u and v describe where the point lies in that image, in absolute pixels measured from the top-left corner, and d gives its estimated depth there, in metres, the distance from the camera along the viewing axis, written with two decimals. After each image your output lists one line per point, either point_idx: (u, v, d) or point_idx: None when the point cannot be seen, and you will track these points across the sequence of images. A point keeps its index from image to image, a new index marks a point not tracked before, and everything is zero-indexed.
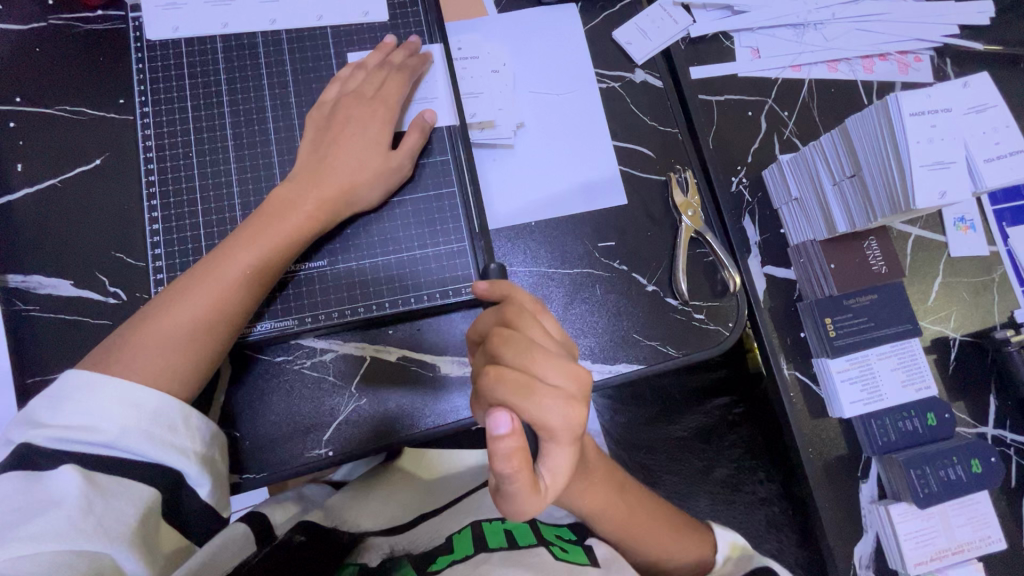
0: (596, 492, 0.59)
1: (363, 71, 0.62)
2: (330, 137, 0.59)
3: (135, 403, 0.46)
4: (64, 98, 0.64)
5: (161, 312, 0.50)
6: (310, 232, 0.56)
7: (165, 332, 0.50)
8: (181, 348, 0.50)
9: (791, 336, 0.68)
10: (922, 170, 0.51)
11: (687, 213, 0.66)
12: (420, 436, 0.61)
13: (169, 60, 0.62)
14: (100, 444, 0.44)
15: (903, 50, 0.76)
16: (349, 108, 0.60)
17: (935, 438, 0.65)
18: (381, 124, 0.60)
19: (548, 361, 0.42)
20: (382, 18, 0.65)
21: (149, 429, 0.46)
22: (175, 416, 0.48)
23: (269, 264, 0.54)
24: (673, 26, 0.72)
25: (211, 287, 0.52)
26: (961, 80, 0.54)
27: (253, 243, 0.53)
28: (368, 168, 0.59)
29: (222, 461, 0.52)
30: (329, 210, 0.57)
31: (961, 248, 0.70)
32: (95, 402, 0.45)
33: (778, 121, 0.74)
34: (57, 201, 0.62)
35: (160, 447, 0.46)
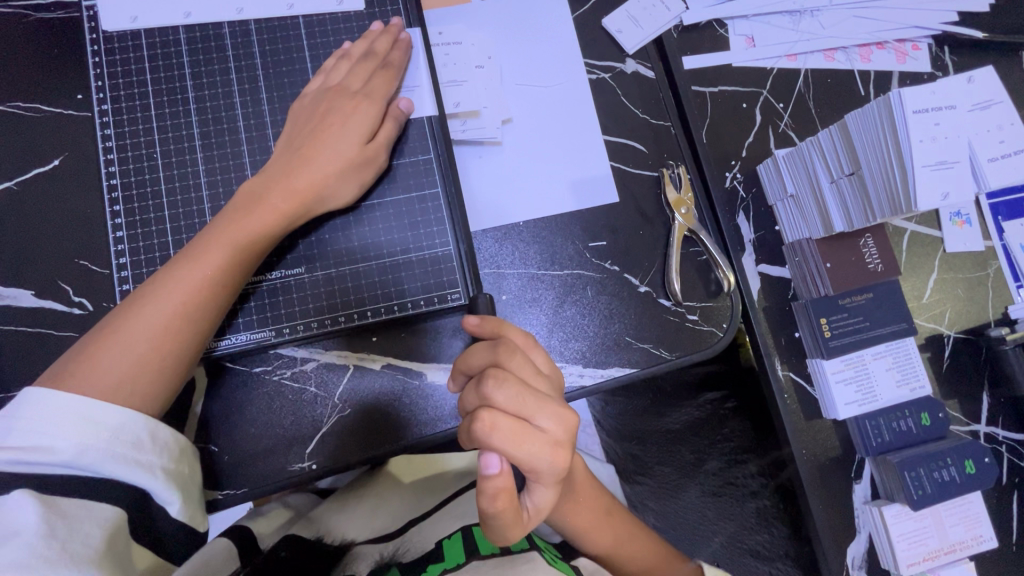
0: (582, 512, 0.58)
1: (348, 61, 0.58)
2: (307, 130, 0.55)
3: (97, 421, 0.43)
4: (17, 94, 0.60)
5: (123, 320, 0.47)
6: (277, 227, 0.53)
7: (133, 338, 0.47)
8: (149, 356, 0.47)
9: (786, 336, 0.67)
10: (924, 170, 0.50)
11: (680, 211, 0.64)
12: (407, 446, 0.59)
13: (129, 52, 0.58)
14: (60, 464, 0.41)
15: (901, 38, 0.73)
16: (329, 101, 0.56)
17: (926, 438, 0.65)
18: (362, 118, 0.56)
19: (541, 404, 0.41)
20: (358, 6, 0.62)
21: (113, 446, 0.43)
22: (140, 430, 0.45)
23: (237, 263, 0.51)
24: (665, 14, 0.69)
25: (175, 291, 0.48)
26: (966, 75, 0.51)
27: (220, 243, 0.50)
28: (341, 164, 0.55)
29: (193, 475, 0.49)
30: (301, 205, 0.53)
31: (957, 243, 0.69)
32: (53, 420, 0.42)
33: (773, 113, 0.71)
34: (13, 206, 0.58)
35: (126, 465, 0.43)
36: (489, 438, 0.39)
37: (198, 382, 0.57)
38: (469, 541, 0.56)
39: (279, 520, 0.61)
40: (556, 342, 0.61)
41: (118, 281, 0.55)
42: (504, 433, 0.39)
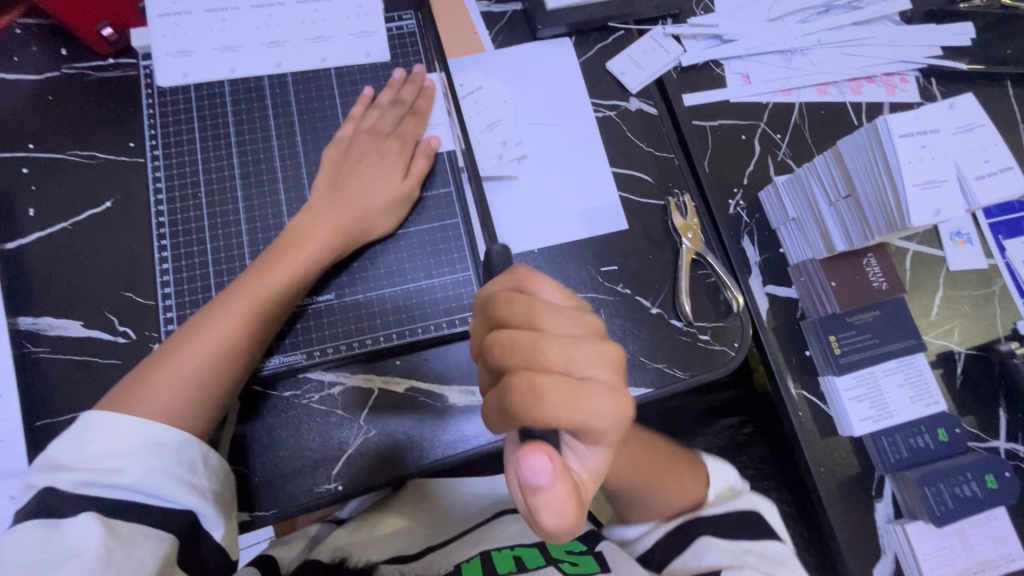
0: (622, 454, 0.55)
1: (377, 109, 0.65)
2: (345, 171, 0.61)
3: (158, 444, 0.46)
4: (76, 144, 0.66)
5: (182, 342, 0.51)
6: (324, 258, 0.57)
7: (185, 365, 0.50)
8: (199, 381, 0.50)
9: (797, 354, 0.68)
10: (915, 189, 0.52)
11: (687, 235, 0.67)
12: (433, 466, 0.61)
13: (179, 104, 0.64)
14: (121, 486, 0.44)
15: (889, 71, 0.78)
16: (363, 143, 0.62)
17: (947, 454, 0.65)
18: (393, 157, 0.62)
19: (581, 349, 0.37)
20: (384, 58, 0.68)
21: (171, 468, 0.46)
22: (195, 455, 0.48)
23: (286, 290, 0.55)
24: (665, 56, 0.75)
25: (230, 316, 0.52)
26: (948, 101, 0.55)
27: (271, 271, 0.55)
28: (379, 199, 0.60)
29: (232, 505, 0.51)
30: (343, 236, 0.58)
31: (959, 261, 0.71)
32: (120, 442, 0.45)
33: (772, 143, 0.75)
34: (68, 243, 0.63)
35: (180, 488, 0.45)
36: (536, 403, 0.34)
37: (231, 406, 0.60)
38: (486, 562, 0.56)
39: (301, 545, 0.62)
40: None
41: (162, 310, 0.59)
42: (555, 393, 0.34)
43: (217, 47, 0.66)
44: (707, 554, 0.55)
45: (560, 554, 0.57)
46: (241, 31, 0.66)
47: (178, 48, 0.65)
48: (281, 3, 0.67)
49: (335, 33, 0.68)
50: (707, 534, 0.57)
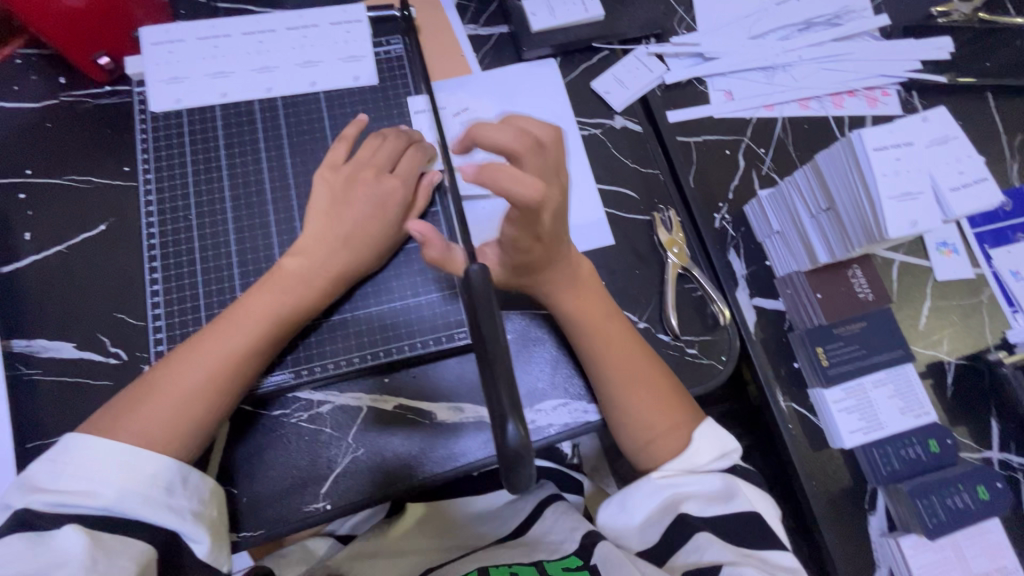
0: (585, 298, 0.60)
1: (381, 140, 0.64)
2: (338, 205, 0.60)
3: (134, 468, 0.46)
4: (71, 168, 0.67)
5: (171, 379, 0.51)
6: (318, 304, 0.58)
7: (170, 406, 0.50)
8: (186, 423, 0.50)
9: (785, 366, 0.68)
10: (890, 202, 0.53)
11: (673, 250, 0.68)
12: (421, 484, 0.61)
13: (172, 128, 0.66)
14: (102, 507, 0.45)
15: (870, 85, 0.79)
16: (364, 179, 0.61)
17: (938, 465, 0.65)
18: (393, 199, 0.62)
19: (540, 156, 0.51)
20: (372, 82, 0.70)
21: (145, 489, 0.46)
22: (173, 475, 0.48)
23: (279, 334, 0.56)
24: (648, 74, 0.77)
25: (222, 358, 0.52)
26: (921, 115, 0.56)
27: (266, 314, 0.55)
28: (374, 242, 0.61)
29: (219, 518, 0.51)
30: (338, 281, 0.59)
31: (945, 271, 0.71)
32: (95, 466, 0.46)
33: (756, 157, 0.76)
34: (61, 265, 0.64)
35: (159, 509, 0.46)
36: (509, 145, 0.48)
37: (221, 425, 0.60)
38: None
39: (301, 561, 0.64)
40: (561, 379, 0.64)
41: (152, 331, 0.60)
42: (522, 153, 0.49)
43: (210, 73, 0.68)
44: (707, 550, 0.51)
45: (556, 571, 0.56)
46: (233, 58, 0.68)
47: (171, 75, 0.67)
48: (273, 31, 0.69)
49: (324, 58, 0.69)
50: (706, 530, 0.52)
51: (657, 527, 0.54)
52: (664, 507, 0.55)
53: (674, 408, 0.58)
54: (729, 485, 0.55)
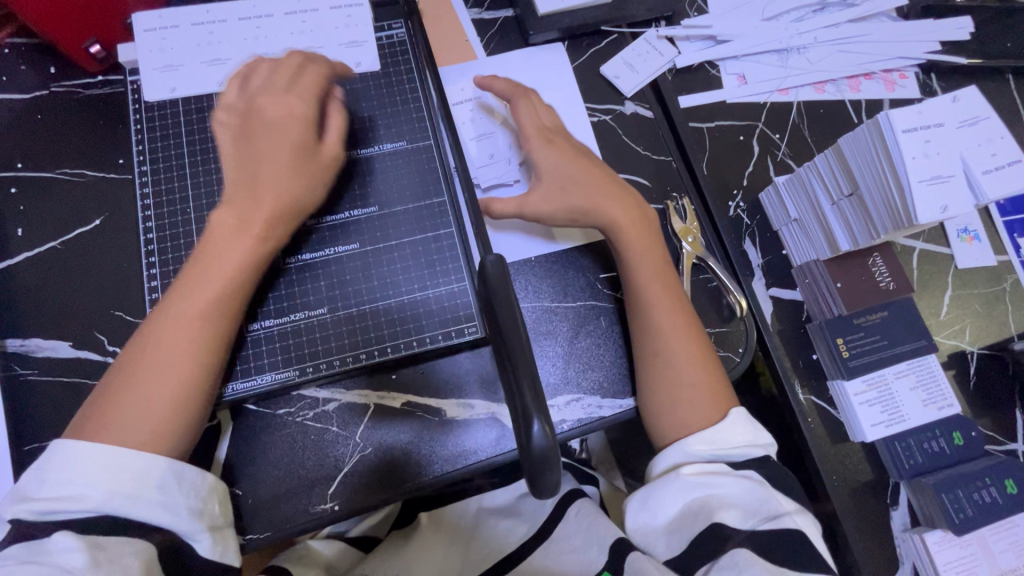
0: (643, 248, 0.62)
1: (270, 64, 0.60)
2: (259, 146, 0.56)
3: (122, 467, 0.44)
4: (64, 161, 0.65)
5: (134, 368, 0.48)
6: (261, 250, 0.53)
7: (142, 392, 0.47)
8: (168, 405, 0.47)
9: (803, 358, 0.67)
10: (921, 185, 0.51)
11: (687, 239, 0.66)
12: (431, 483, 0.59)
13: (167, 119, 0.63)
14: (96, 512, 0.43)
15: (887, 68, 0.77)
16: (264, 106, 0.57)
17: (963, 459, 0.63)
18: (297, 122, 0.57)
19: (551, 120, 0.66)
20: (375, 68, 0.67)
21: (135, 491, 0.44)
22: (165, 473, 0.46)
23: (230, 291, 0.51)
24: (659, 58, 0.74)
25: (173, 329, 0.49)
26: (950, 95, 0.54)
27: (212, 274, 0.51)
28: (301, 177, 0.56)
29: (225, 512, 0.50)
30: (276, 224, 0.54)
31: (967, 258, 0.69)
32: (81, 469, 0.44)
33: (771, 143, 0.74)
34: (56, 262, 0.62)
35: (156, 511, 0.44)
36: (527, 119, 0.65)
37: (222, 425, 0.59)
38: None
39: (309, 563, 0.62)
40: (573, 373, 0.62)
41: None
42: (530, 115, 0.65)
43: (205, 61, 0.65)
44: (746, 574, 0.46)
45: None
46: (230, 44, 0.66)
47: (165, 62, 0.65)
48: (271, 15, 0.67)
49: (324, 44, 0.67)
50: (747, 548, 0.48)
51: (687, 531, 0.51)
52: (699, 505, 0.52)
53: (716, 382, 0.58)
54: (757, 486, 0.52)
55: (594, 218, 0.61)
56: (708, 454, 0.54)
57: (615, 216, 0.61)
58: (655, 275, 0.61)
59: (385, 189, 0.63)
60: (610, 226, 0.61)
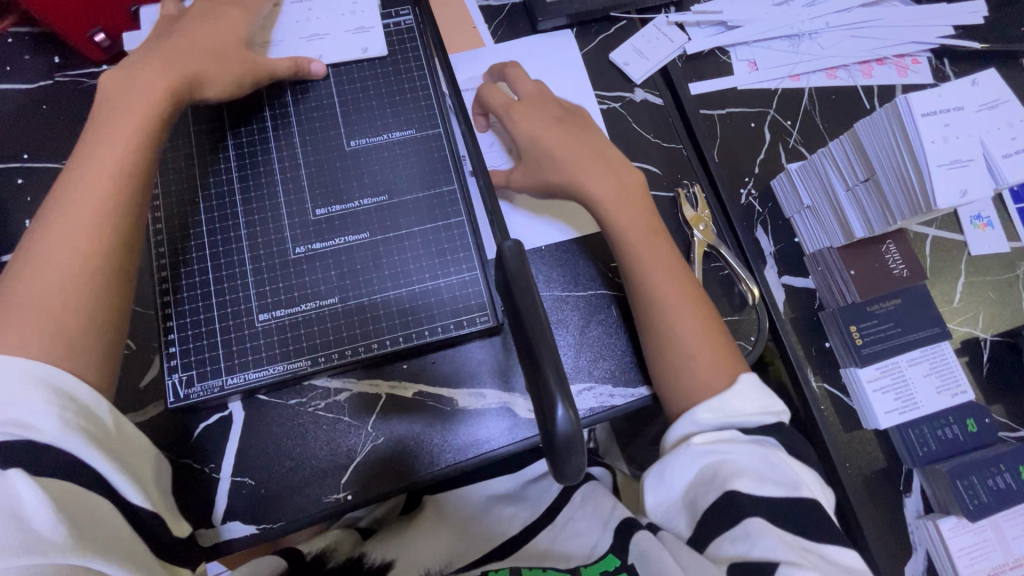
0: (626, 205, 0.61)
1: None
2: (155, 62, 0.54)
3: (55, 386, 0.42)
4: (70, 152, 0.65)
5: (26, 267, 0.46)
6: (150, 128, 0.52)
7: (40, 288, 0.45)
8: (72, 302, 0.45)
9: (816, 346, 0.66)
10: (939, 170, 0.50)
11: (699, 227, 0.65)
12: (442, 472, 0.59)
13: None
14: (23, 440, 0.40)
15: (900, 53, 0.76)
16: (195, 15, 0.59)
17: (977, 445, 0.63)
18: (228, 27, 0.59)
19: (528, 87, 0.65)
20: (381, 51, 0.66)
21: (84, 426, 0.43)
22: (107, 414, 0.45)
23: (128, 175, 0.50)
24: (669, 45, 0.73)
25: (67, 220, 0.47)
26: (970, 78, 0.53)
27: (103, 166, 0.49)
28: (203, 68, 0.56)
29: (150, 477, 0.48)
30: (163, 105, 0.53)
31: (981, 245, 0.69)
32: (7, 391, 0.41)
33: (782, 131, 0.73)
34: None
35: (91, 445, 0.42)
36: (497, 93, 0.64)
37: (235, 416, 0.58)
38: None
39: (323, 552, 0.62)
40: (585, 362, 0.62)
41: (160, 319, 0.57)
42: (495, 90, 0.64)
43: None
44: (758, 543, 0.46)
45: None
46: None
47: None
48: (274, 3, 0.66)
49: (330, 31, 0.66)
50: (759, 515, 0.47)
51: (697, 503, 0.51)
52: (709, 472, 0.51)
53: (722, 349, 0.57)
54: (769, 453, 0.51)
55: (578, 192, 0.61)
56: (719, 421, 0.53)
57: (602, 193, 0.60)
58: (644, 235, 0.60)
59: (395, 178, 0.63)
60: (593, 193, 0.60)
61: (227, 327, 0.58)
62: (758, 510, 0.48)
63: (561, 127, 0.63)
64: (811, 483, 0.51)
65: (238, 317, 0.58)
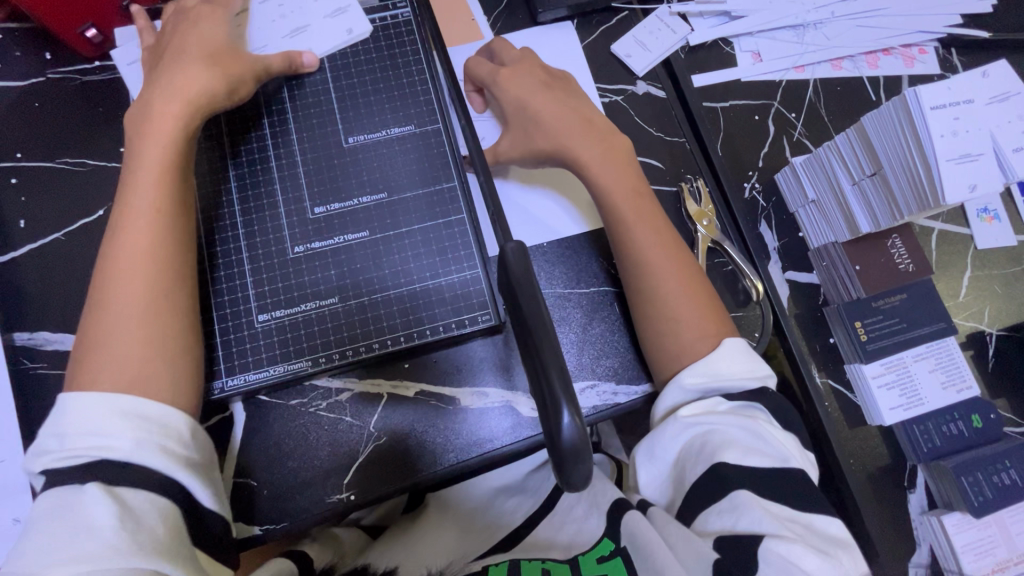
0: (610, 171, 0.61)
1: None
2: (162, 80, 0.55)
3: (135, 413, 0.45)
4: (64, 151, 0.64)
5: (102, 325, 0.48)
6: (172, 162, 0.53)
7: (119, 342, 0.48)
8: (150, 347, 0.48)
9: (820, 342, 0.66)
10: (949, 164, 0.49)
11: (702, 223, 0.64)
12: (446, 472, 0.59)
13: None
14: (107, 459, 0.43)
15: (907, 43, 0.75)
16: (178, 21, 0.59)
17: (982, 441, 0.63)
18: (209, 24, 0.59)
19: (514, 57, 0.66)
20: (365, 29, 0.65)
21: (158, 442, 0.45)
22: (183, 427, 0.47)
23: (168, 216, 0.52)
24: (671, 36, 0.72)
25: (128, 273, 0.49)
26: (979, 70, 0.52)
27: (147, 214, 0.51)
28: (201, 76, 0.55)
29: (223, 478, 0.51)
30: (180, 134, 0.54)
31: (987, 238, 0.68)
32: (97, 418, 0.44)
33: (786, 123, 0.72)
34: (61, 254, 0.61)
35: (167, 461, 0.45)
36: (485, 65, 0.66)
37: (236, 417, 0.58)
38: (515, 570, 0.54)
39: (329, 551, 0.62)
40: (588, 360, 0.61)
41: None
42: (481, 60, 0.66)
43: None
44: (745, 516, 0.46)
45: (591, 568, 0.53)
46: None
47: None
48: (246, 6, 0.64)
49: (311, 20, 0.65)
50: (747, 487, 0.46)
51: (682, 474, 0.52)
52: (692, 442, 0.51)
53: (711, 310, 0.58)
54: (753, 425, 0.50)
55: (564, 155, 0.62)
56: (702, 387, 0.54)
57: (603, 185, 0.60)
58: (631, 202, 0.60)
59: (394, 174, 0.62)
60: (578, 157, 0.61)
61: (227, 328, 0.57)
62: (744, 481, 0.47)
63: (551, 100, 0.63)
64: (799, 454, 0.51)
65: (237, 317, 0.57)
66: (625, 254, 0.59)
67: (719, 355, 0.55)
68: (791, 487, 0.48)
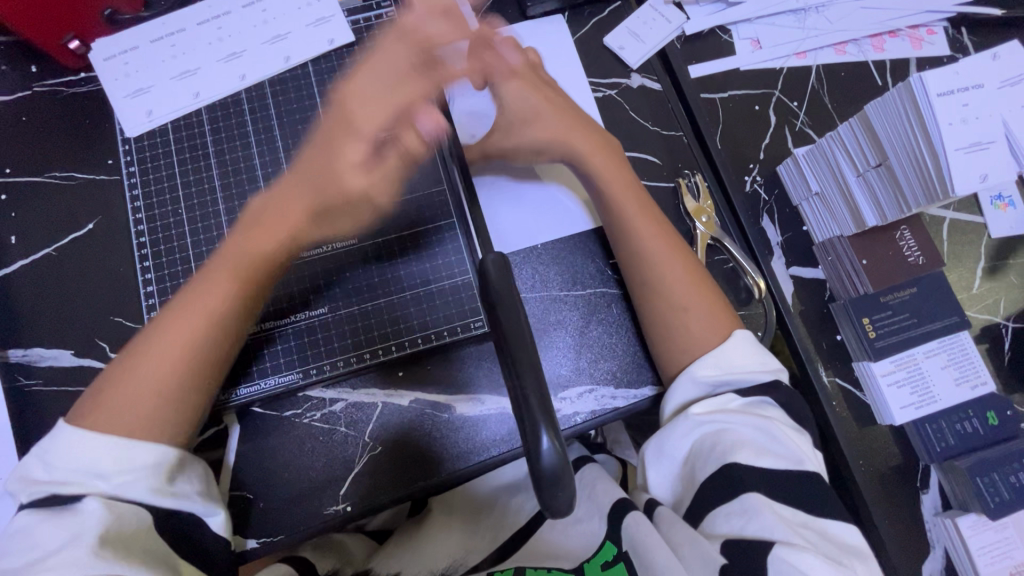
0: (612, 168, 0.59)
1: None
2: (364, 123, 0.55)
3: (127, 456, 0.44)
4: (52, 165, 0.63)
5: (135, 366, 0.48)
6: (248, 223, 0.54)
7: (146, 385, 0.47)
8: (171, 394, 0.48)
9: (827, 339, 0.64)
10: (958, 153, 0.47)
11: (701, 219, 0.62)
12: (445, 481, 0.58)
13: (155, 137, 0.61)
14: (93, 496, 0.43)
15: (914, 24, 0.71)
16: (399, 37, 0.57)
17: (999, 439, 0.61)
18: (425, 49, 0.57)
19: (512, 46, 0.63)
20: (348, 40, 0.64)
21: (143, 476, 0.44)
22: (169, 456, 0.46)
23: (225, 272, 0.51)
24: (666, 26, 0.69)
25: (172, 320, 0.49)
26: (989, 52, 0.50)
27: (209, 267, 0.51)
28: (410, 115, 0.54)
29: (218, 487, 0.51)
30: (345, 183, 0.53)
31: (1001, 226, 0.65)
32: (82, 455, 0.44)
33: (788, 113, 0.70)
34: (52, 270, 0.61)
35: (154, 492, 0.44)
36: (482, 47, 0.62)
37: (230, 430, 0.57)
38: None
39: (329, 552, 0.61)
40: (586, 363, 0.60)
41: None
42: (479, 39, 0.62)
43: (175, 75, 0.62)
44: (755, 520, 0.45)
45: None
46: (194, 51, 0.63)
47: (135, 87, 0.62)
48: (228, 11, 0.64)
49: (292, 29, 0.63)
50: (757, 490, 0.46)
51: (691, 476, 0.50)
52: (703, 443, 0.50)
53: (719, 309, 0.56)
54: (764, 424, 0.49)
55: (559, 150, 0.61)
56: (715, 378, 0.52)
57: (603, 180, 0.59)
58: (635, 201, 0.59)
59: None
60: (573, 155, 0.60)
61: None
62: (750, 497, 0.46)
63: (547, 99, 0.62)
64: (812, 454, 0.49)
65: None
66: (628, 254, 0.58)
67: (728, 348, 0.53)
68: (795, 497, 0.46)
